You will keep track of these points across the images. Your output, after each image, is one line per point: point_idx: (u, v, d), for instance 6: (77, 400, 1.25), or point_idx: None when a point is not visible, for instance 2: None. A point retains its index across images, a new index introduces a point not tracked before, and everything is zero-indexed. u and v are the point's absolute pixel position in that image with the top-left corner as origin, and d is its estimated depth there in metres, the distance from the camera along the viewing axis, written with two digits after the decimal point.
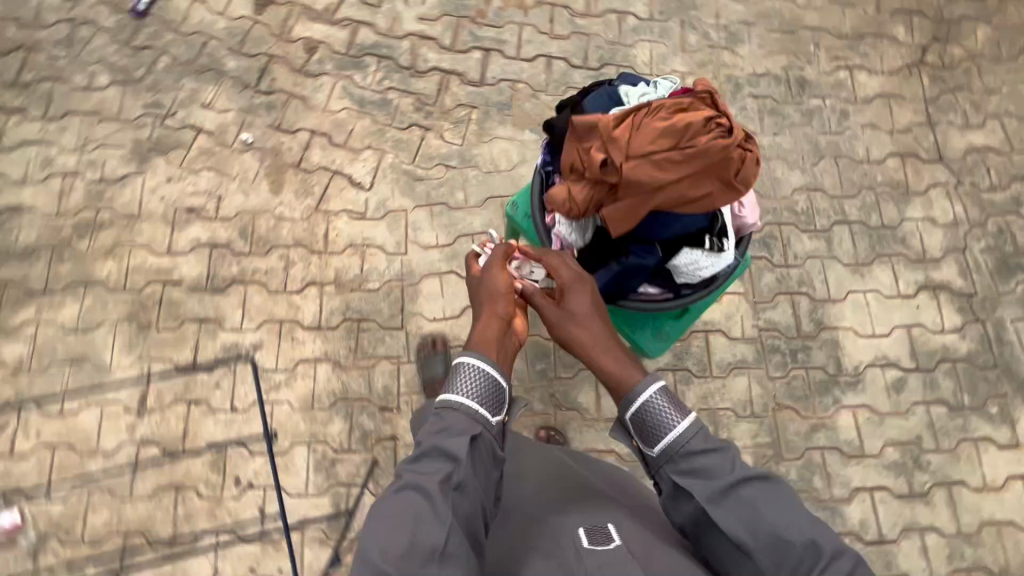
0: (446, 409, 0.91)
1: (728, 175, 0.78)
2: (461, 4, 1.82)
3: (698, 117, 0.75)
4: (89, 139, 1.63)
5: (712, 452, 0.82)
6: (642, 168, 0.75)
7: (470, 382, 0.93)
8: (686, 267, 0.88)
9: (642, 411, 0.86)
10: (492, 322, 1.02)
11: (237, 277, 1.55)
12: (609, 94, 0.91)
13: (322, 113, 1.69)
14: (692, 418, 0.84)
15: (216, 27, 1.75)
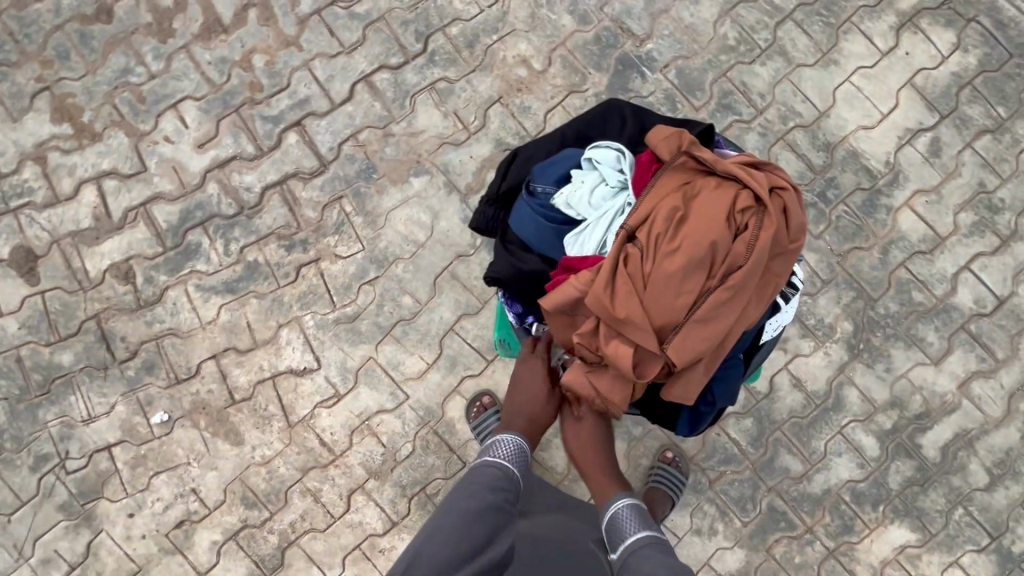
0: (489, 467, 1.02)
1: (782, 252, 0.62)
2: (226, 92, 1.37)
3: (713, 231, 0.58)
4: (20, 543, 1.34)
5: (658, 558, 0.92)
6: (690, 334, 0.60)
7: (509, 457, 1.04)
8: (772, 334, 0.75)
9: (614, 514, 1.01)
10: (529, 417, 1.06)
11: (282, 543, 1.35)
12: (546, 213, 0.69)
13: (205, 330, 1.36)
14: (648, 532, 0.97)
15: (12, 332, 1.35)
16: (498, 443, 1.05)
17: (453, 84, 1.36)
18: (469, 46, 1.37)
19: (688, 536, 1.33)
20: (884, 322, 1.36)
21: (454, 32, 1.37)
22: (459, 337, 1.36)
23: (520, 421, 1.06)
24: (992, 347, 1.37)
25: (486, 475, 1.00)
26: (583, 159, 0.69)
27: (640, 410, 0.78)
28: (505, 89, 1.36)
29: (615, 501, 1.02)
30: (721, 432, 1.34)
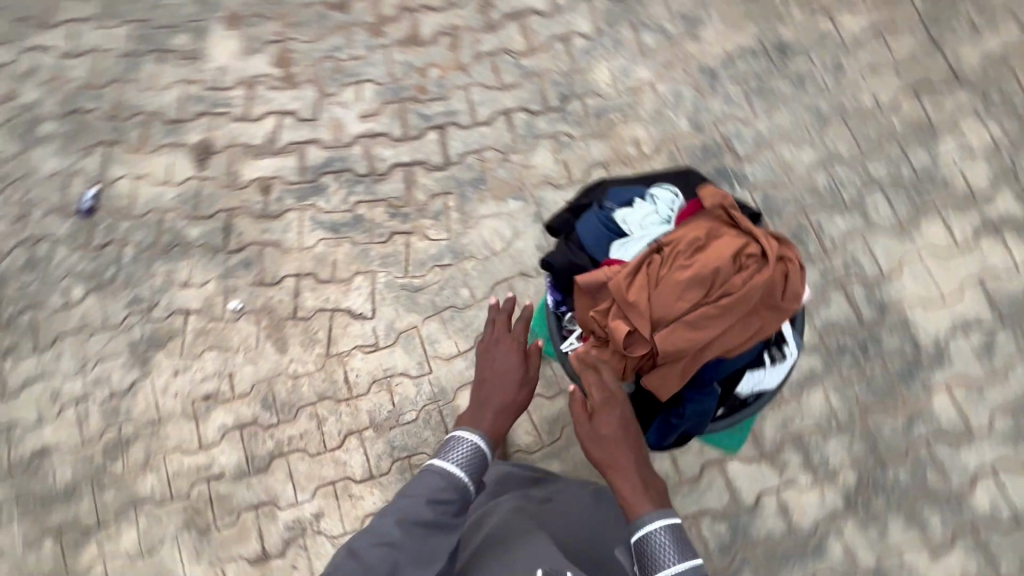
0: (435, 473, 0.97)
1: (774, 303, 0.76)
2: (400, 86, 1.71)
3: (723, 260, 0.73)
4: (87, 358, 1.58)
5: None
6: (679, 333, 0.73)
7: (462, 462, 1.00)
8: (752, 386, 0.88)
9: (645, 540, 0.77)
10: (498, 416, 1.07)
11: (275, 450, 1.50)
12: (606, 223, 0.85)
13: (300, 252, 1.61)
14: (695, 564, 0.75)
15: (166, 199, 1.68)
16: (465, 441, 1.02)
17: (573, 140, 1.62)
18: (597, 116, 1.63)
19: None
20: (891, 489, 1.35)
21: (589, 102, 1.64)
22: None
23: (491, 422, 1.06)
24: (997, 563, 1.31)
25: (432, 486, 0.95)
26: (648, 193, 0.87)
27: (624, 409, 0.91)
28: (613, 158, 1.59)
29: (650, 521, 0.78)
30: (695, 525, 1.36)
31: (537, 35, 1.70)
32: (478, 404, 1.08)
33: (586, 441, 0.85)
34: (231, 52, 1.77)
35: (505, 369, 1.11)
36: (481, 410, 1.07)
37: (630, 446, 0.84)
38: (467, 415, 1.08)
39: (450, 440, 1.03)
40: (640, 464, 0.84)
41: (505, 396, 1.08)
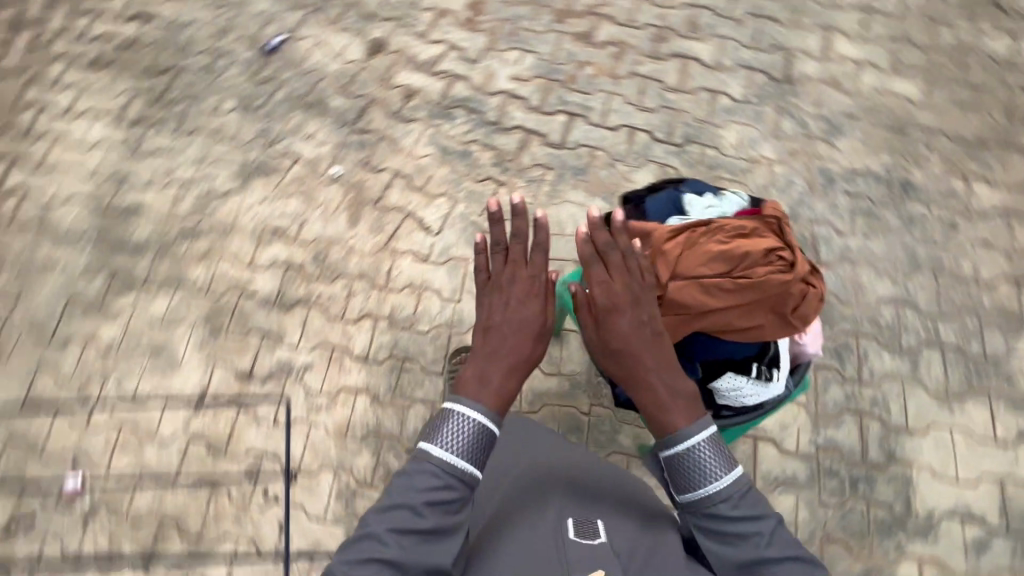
0: (428, 463, 0.98)
1: (777, 309, 0.97)
2: (555, 67, 1.89)
3: (754, 251, 0.96)
4: (206, 155, 1.84)
5: (746, 520, 0.90)
6: (692, 289, 0.97)
7: (462, 439, 0.99)
8: (728, 389, 1.05)
9: (688, 454, 0.92)
10: (508, 379, 1.07)
11: (302, 298, 1.67)
12: (675, 201, 1.08)
13: (407, 156, 1.81)
14: (735, 474, 0.91)
15: (330, 68, 1.93)
16: (466, 415, 1.01)
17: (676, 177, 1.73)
18: (708, 167, 1.73)
19: None
20: None
21: (707, 153, 1.74)
22: None
23: (502, 390, 1.06)
24: None
25: (424, 484, 0.96)
26: (718, 194, 1.09)
27: None
28: None
29: (690, 436, 0.92)
30: None
31: (691, 78, 1.83)
32: (484, 364, 1.08)
33: (613, 362, 1.00)
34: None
35: (520, 321, 1.13)
36: (488, 374, 1.06)
37: (651, 355, 0.97)
38: (468, 382, 1.06)
39: (444, 418, 1.02)
40: (668, 374, 0.97)
41: (521, 351, 1.11)
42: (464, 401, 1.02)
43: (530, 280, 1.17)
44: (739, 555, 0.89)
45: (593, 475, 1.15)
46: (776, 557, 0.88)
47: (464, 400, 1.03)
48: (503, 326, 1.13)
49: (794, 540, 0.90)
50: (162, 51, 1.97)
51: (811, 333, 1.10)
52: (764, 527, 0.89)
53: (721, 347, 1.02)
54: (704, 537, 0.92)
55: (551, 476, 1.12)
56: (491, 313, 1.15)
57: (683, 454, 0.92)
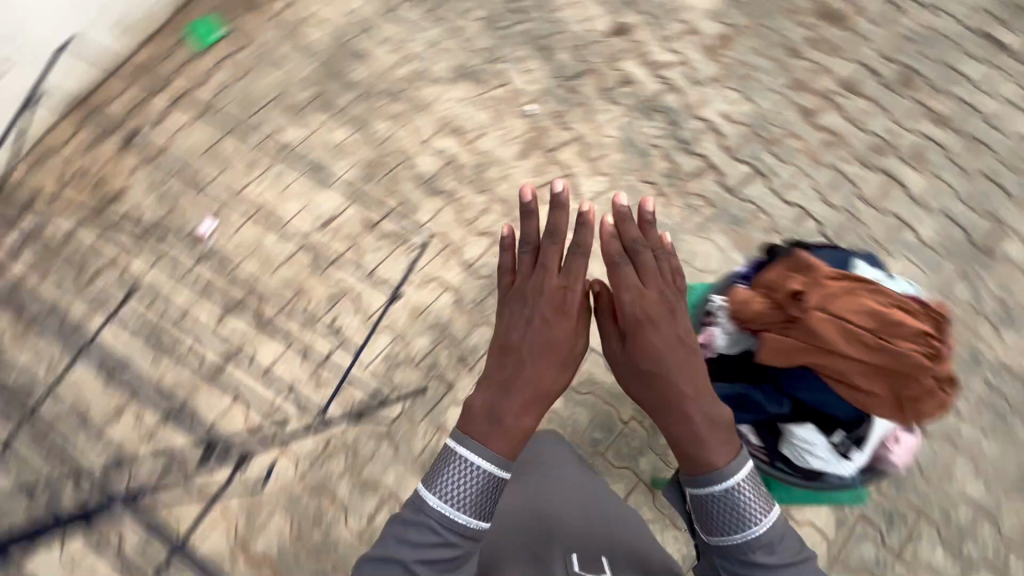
0: (428, 523, 1.04)
1: (892, 384, 1.07)
2: (766, 124, 1.90)
3: (902, 326, 1.06)
4: (438, 41, 2.04)
5: (785, 563, 1.02)
6: (834, 327, 1.07)
7: (464, 497, 1.05)
8: (801, 438, 1.15)
9: (731, 497, 1.04)
10: (522, 417, 1.15)
11: (447, 191, 1.81)
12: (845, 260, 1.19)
13: (595, 129, 1.91)
14: (775, 514, 1.04)
15: (573, 25, 2.06)
16: (471, 462, 1.07)
17: None
18: None
19: None
20: None
21: None
22: None
23: (514, 433, 1.12)
24: None
25: (421, 540, 1.03)
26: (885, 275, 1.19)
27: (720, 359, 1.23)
28: None
29: (733, 476, 1.05)
30: None
31: (888, 199, 1.79)
32: (498, 397, 1.16)
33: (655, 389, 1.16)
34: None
35: (545, 343, 1.22)
36: (502, 413, 1.13)
37: (679, 376, 1.14)
38: (476, 417, 1.13)
39: (441, 471, 1.07)
40: (699, 403, 1.12)
41: (543, 382, 1.19)
42: (466, 450, 1.08)
43: (559, 292, 1.26)
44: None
45: (599, 513, 1.25)
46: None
47: (468, 443, 1.09)
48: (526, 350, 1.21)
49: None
50: None
51: (898, 447, 1.19)
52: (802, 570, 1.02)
53: (819, 396, 1.13)
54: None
55: (552, 512, 1.22)
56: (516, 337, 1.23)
57: (724, 497, 1.05)
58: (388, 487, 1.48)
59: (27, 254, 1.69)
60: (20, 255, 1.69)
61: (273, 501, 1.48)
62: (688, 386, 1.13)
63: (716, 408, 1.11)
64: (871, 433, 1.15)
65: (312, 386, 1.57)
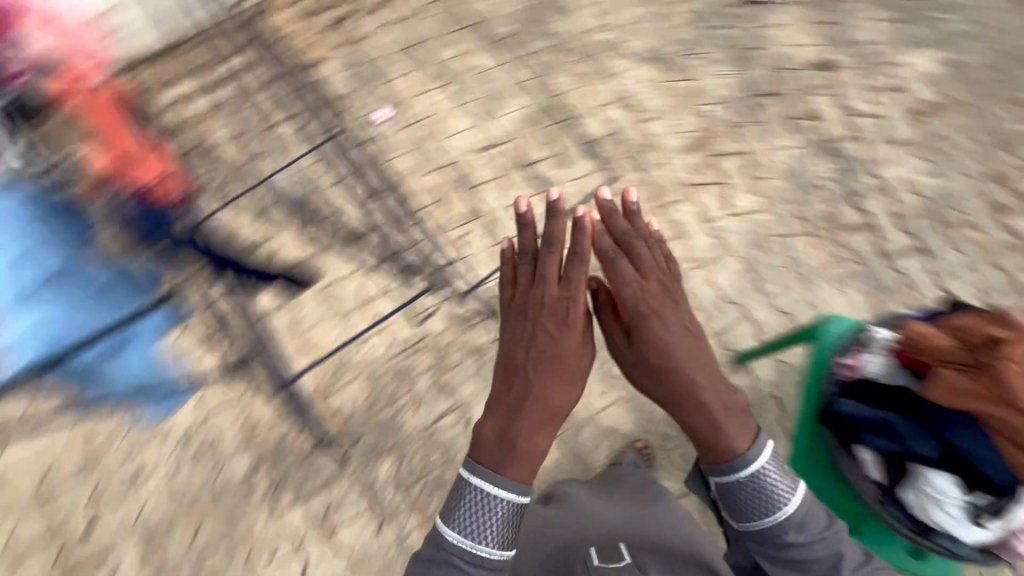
0: (455, 559, 1.08)
1: None
2: (947, 204, 1.79)
3: None
4: (642, 19, 2.06)
5: (811, 540, 1.11)
6: None
7: (487, 525, 1.09)
8: (932, 483, 1.10)
9: (756, 480, 1.12)
10: (534, 433, 1.18)
11: (603, 161, 1.85)
12: None
13: (767, 150, 1.87)
14: (797, 490, 1.13)
15: (780, 44, 2.01)
16: (489, 495, 1.11)
17: None
18: None
19: None
20: None
21: None
22: (740, 319, 1.64)
23: (527, 452, 1.16)
24: None
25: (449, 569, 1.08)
26: None
27: (870, 382, 1.18)
28: None
29: (755, 461, 1.13)
30: None
31: None
32: (506, 420, 1.19)
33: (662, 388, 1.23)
34: (927, 57, 1.96)
35: (554, 358, 1.25)
36: (512, 437, 1.16)
37: (690, 365, 1.22)
38: (487, 446, 1.16)
39: (459, 505, 1.11)
40: (713, 392, 1.20)
41: (552, 399, 1.22)
42: (477, 480, 1.11)
43: (561, 303, 1.29)
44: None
45: (603, 516, 1.28)
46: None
47: (480, 474, 1.12)
48: (530, 366, 1.24)
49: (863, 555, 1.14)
50: None
51: None
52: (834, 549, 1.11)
53: (974, 449, 1.07)
54: (773, 560, 1.13)
55: (558, 527, 1.26)
56: (525, 356, 1.26)
57: (752, 486, 1.12)
58: (462, 398, 1.55)
59: (219, 82, 1.80)
60: (214, 79, 1.80)
61: (357, 370, 1.56)
62: (699, 375, 1.21)
63: (730, 395, 1.20)
64: (1016, 509, 1.07)
65: (425, 286, 1.66)
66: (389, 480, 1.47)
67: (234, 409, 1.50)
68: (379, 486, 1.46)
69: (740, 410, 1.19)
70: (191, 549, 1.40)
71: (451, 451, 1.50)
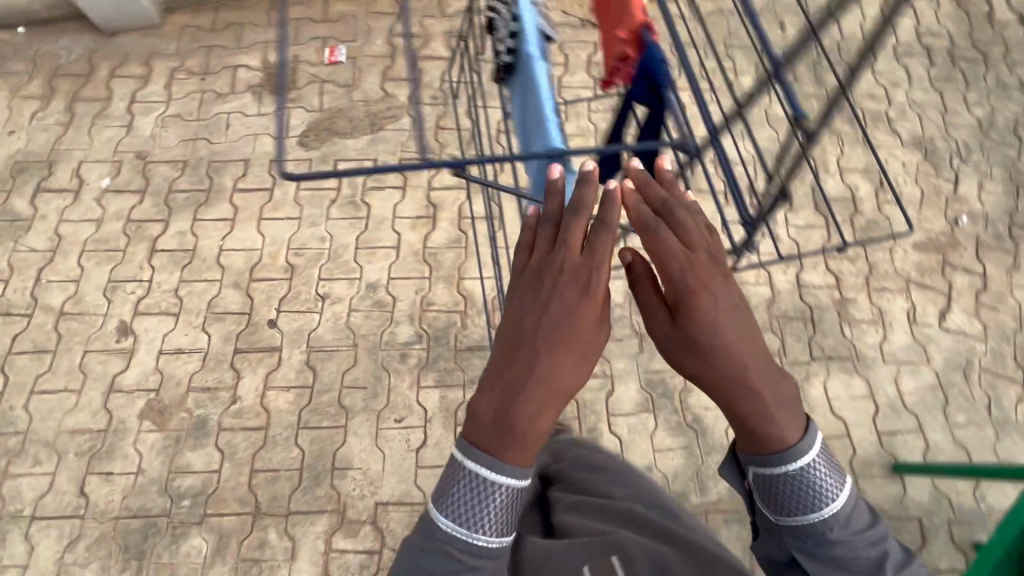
0: (446, 555, 0.68)
1: None
2: None
3: None
4: (919, 108, 1.99)
5: (857, 543, 0.73)
6: None
7: (487, 510, 0.67)
8: None
9: (804, 469, 0.71)
10: (540, 412, 0.67)
11: (830, 218, 1.80)
12: None
13: (1006, 283, 1.73)
14: (845, 486, 0.74)
15: None
16: (487, 480, 0.66)
17: None
18: None
19: (653, 458, 1.49)
20: None
21: None
22: (913, 428, 1.53)
23: (532, 432, 0.67)
24: None
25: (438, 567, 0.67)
26: None
27: None
28: None
29: (807, 452, 0.71)
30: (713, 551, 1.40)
31: None
32: (506, 395, 0.67)
33: (711, 367, 0.70)
34: None
35: (574, 327, 0.67)
36: (515, 418, 0.66)
37: (732, 336, 0.69)
38: (484, 425, 0.67)
39: (451, 491, 0.68)
40: (759, 373, 0.70)
41: (569, 366, 0.68)
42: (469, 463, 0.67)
43: (585, 268, 0.68)
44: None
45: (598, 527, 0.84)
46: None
47: (479, 458, 0.67)
48: (536, 328, 0.68)
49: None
50: (994, 49, 2.12)
51: None
52: (883, 557, 0.73)
53: None
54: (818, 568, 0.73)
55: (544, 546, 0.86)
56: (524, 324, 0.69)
57: (796, 481, 0.71)
58: (612, 370, 1.57)
59: None
60: None
61: None
62: (740, 334, 0.70)
63: (776, 384, 0.71)
64: None
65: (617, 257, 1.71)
66: None
67: (418, 283, 1.67)
68: None
69: (787, 395, 0.72)
70: (341, 376, 1.55)
71: (583, 412, 1.53)
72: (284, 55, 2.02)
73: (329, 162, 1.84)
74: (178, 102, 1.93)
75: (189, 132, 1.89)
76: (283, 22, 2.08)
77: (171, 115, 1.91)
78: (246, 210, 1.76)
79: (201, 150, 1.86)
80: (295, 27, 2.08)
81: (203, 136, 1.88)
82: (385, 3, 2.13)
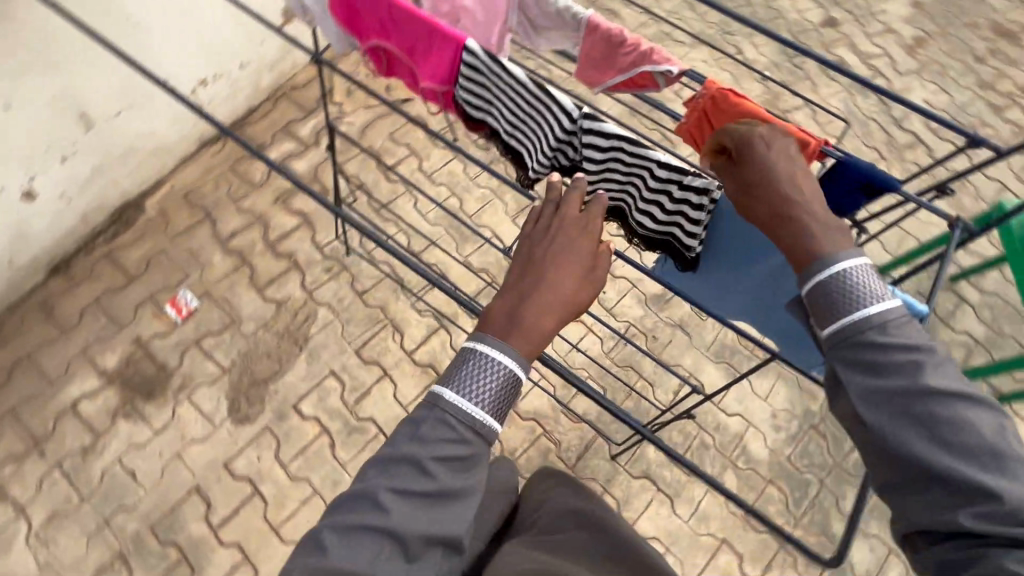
0: (444, 422, 0.60)
1: None
2: (962, 112, 2.18)
3: None
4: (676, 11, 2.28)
5: (899, 351, 0.52)
6: None
7: (484, 388, 0.61)
8: None
9: (843, 282, 0.53)
10: (545, 312, 0.62)
11: None
12: None
13: (818, 96, 2.13)
14: (893, 309, 0.53)
15: (789, 16, 2.36)
16: (493, 364, 0.61)
17: None
18: None
19: (771, 406, 1.59)
20: None
21: None
22: None
23: (535, 332, 0.62)
24: None
25: (438, 433, 0.59)
26: None
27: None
28: None
29: (844, 268, 0.54)
30: None
31: None
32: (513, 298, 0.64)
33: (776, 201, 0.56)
34: (896, 6, 2.41)
35: (564, 245, 0.64)
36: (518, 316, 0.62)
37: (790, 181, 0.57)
38: (493, 321, 0.63)
39: (456, 371, 0.61)
40: (815, 207, 0.56)
41: (560, 274, 0.63)
42: (481, 347, 0.62)
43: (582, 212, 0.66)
44: (893, 430, 0.51)
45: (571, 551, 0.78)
46: (943, 413, 0.50)
47: (490, 342, 0.62)
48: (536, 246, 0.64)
49: (1021, 440, 0.51)
50: None
51: None
52: (928, 369, 0.51)
53: None
54: (844, 373, 0.54)
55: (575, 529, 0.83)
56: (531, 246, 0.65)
57: (822, 289, 0.54)
58: (688, 368, 1.61)
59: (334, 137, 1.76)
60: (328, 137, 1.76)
61: (586, 365, 1.59)
62: (805, 186, 0.57)
63: (841, 226, 0.56)
64: None
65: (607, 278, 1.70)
66: (661, 462, 1.51)
67: None
68: (654, 470, 1.50)
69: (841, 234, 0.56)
70: None
71: (699, 420, 1.57)
72: (120, 350, 1.53)
73: (290, 414, 1.50)
74: (36, 504, 1.37)
75: (90, 522, 1.36)
76: (79, 317, 1.56)
77: (45, 524, 1.35)
78: (251, 537, 1.37)
79: (127, 527, 1.36)
80: (99, 311, 1.57)
81: (113, 510, 1.37)
82: (179, 214, 1.69)
